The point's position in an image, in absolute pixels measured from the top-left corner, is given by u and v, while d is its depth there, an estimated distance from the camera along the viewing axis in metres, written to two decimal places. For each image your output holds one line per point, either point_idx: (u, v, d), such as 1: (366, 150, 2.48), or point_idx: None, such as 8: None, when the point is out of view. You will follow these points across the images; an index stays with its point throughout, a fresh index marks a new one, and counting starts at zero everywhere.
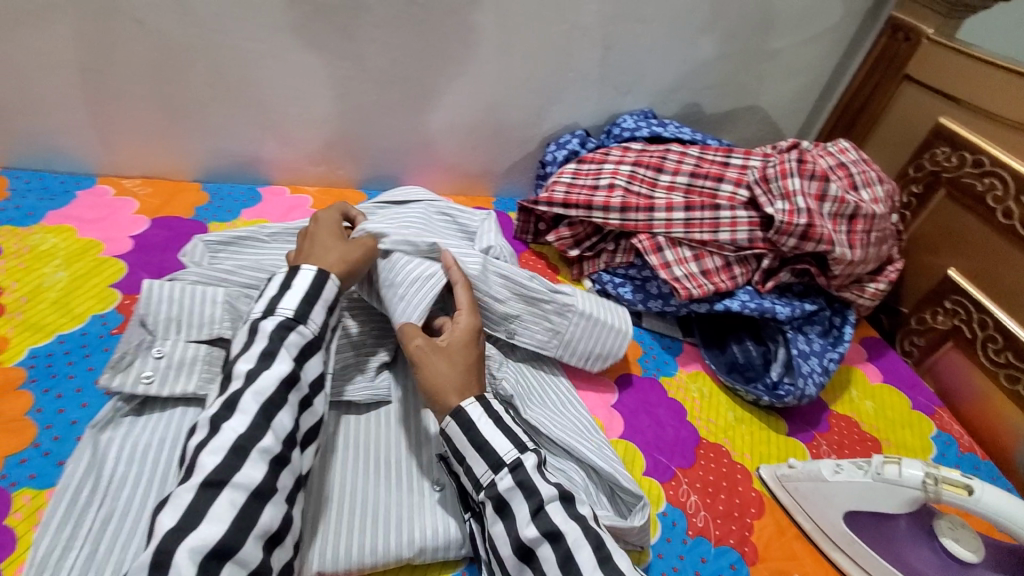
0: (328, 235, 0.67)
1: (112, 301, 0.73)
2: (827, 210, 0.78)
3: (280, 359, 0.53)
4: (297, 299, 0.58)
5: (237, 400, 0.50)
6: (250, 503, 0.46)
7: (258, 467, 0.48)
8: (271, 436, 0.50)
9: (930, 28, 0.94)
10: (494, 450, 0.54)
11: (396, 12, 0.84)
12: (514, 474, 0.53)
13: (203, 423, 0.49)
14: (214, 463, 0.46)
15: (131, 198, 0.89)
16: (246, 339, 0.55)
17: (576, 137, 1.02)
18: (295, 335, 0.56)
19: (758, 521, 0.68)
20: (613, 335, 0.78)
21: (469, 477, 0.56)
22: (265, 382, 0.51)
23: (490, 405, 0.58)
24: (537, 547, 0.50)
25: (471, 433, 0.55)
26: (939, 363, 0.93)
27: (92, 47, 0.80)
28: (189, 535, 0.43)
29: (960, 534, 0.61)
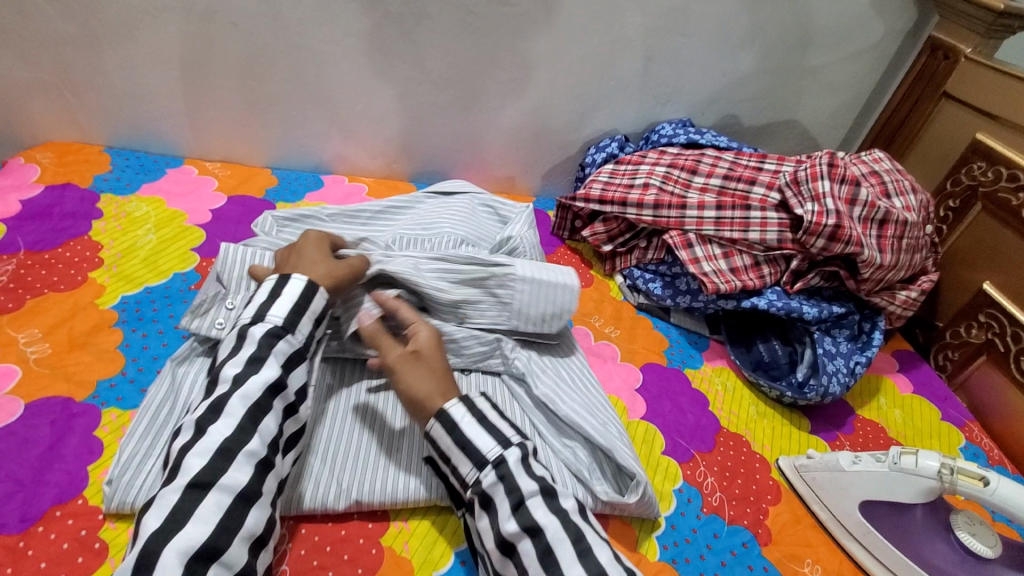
0: (314, 250, 0.68)
1: (191, 262, 0.83)
2: (857, 214, 0.81)
3: (268, 365, 0.56)
4: (285, 307, 0.60)
5: (223, 403, 0.52)
6: (236, 506, 0.48)
7: (244, 469, 0.50)
8: (257, 441, 0.52)
9: (968, 47, 0.95)
10: (478, 449, 0.55)
11: (456, 21, 0.93)
12: (497, 470, 0.54)
13: (189, 426, 0.51)
14: (199, 465, 0.48)
15: (212, 177, 1.00)
16: (235, 344, 0.57)
17: (615, 142, 1.07)
18: (284, 343, 0.58)
19: (773, 507, 0.69)
20: (562, 291, 0.74)
21: (456, 477, 0.56)
22: (252, 387, 0.54)
23: (474, 404, 0.58)
24: (518, 542, 0.51)
25: (455, 434, 0.56)
26: (973, 378, 0.92)
27: (193, 45, 0.92)
28: (177, 536, 0.44)
29: (977, 529, 0.62)
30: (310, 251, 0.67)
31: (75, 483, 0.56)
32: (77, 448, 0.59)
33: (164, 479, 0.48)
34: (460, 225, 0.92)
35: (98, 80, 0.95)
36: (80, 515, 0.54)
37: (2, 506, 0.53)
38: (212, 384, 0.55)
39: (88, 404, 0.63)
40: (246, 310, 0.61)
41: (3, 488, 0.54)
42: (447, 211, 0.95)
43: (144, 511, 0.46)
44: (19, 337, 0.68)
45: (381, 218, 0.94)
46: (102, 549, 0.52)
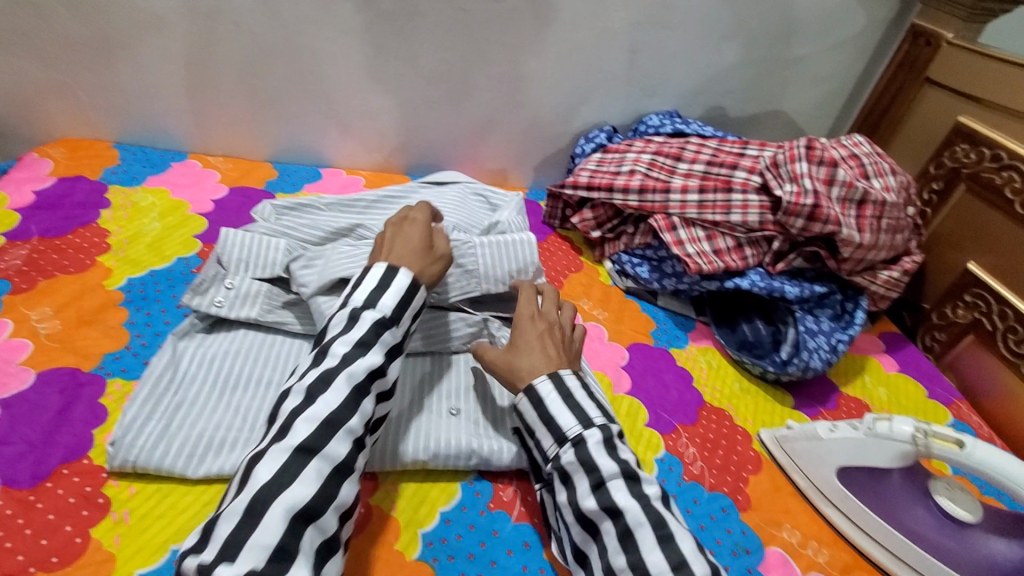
0: (416, 237, 0.69)
1: (193, 248, 0.86)
2: (835, 194, 0.83)
3: (373, 350, 0.59)
4: (395, 297, 0.62)
5: (331, 376, 0.56)
6: (332, 476, 0.52)
7: (343, 443, 0.54)
8: (356, 419, 0.55)
9: (950, 32, 0.98)
10: (560, 426, 0.57)
11: (447, 17, 0.96)
12: (577, 450, 0.56)
13: (298, 391, 0.55)
14: (307, 431, 0.52)
15: (214, 170, 1.04)
16: (345, 325, 0.60)
17: (603, 132, 1.10)
18: (389, 334, 0.61)
19: (753, 476, 0.71)
20: (521, 247, 0.80)
21: (539, 449, 0.60)
22: (358, 368, 0.57)
23: (561, 382, 0.60)
24: (599, 521, 0.53)
25: (540, 409, 0.59)
26: (962, 358, 0.93)
27: (198, 44, 0.96)
28: (285, 492, 0.49)
29: (956, 494, 0.64)
30: (413, 239, 0.69)
31: (81, 444, 0.60)
32: (84, 414, 0.62)
33: (273, 436, 0.52)
34: (452, 212, 0.95)
35: (109, 79, 1.00)
36: (85, 473, 0.58)
37: (15, 464, 0.57)
38: (318, 355, 0.58)
39: (95, 374, 0.67)
40: (354, 291, 0.63)
41: (15, 449, 0.58)
42: (440, 200, 0.98)
43: (254, 462, 0.51)
44: (31, 315, 0.72)
45: (376, 207, 0.97)
46: (105, 504, 0.56)
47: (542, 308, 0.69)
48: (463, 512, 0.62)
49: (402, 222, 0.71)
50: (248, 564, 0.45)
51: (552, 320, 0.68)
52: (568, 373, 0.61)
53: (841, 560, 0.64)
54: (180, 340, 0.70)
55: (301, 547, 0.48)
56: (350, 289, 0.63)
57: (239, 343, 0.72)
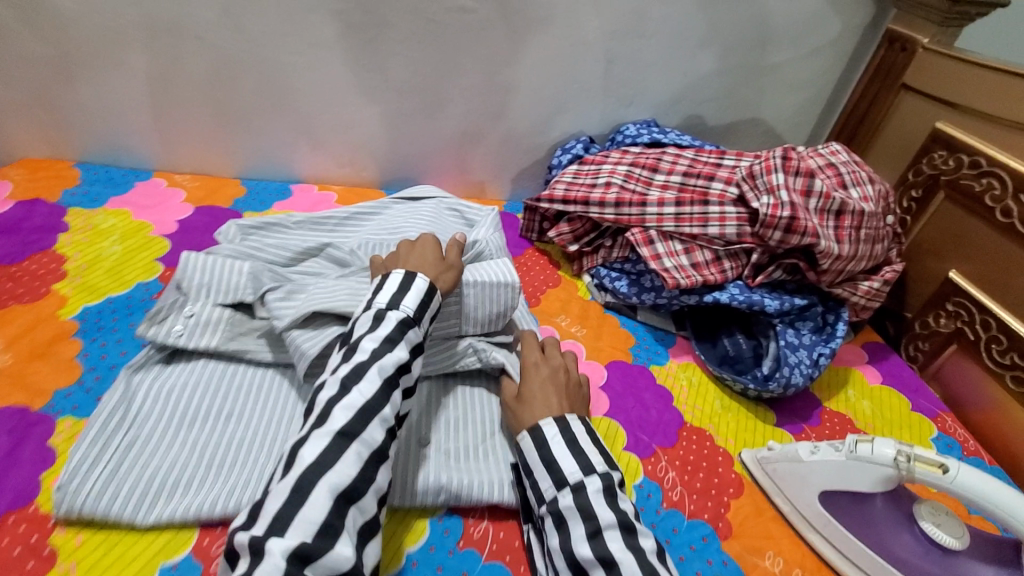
0: (426, 251, 0.71)
1: (155, 272, 0.83)
2: (813, 205, 0.82)
3: (400, 346, 0.59)
4: (416, 299, 0.63)
5: (363, 369, 0.56)
6: (371, 460, 0.52)
7: (379, 431, 0.54)
8: (389, 410, 0.55)
9: (925, 37, 0.96)
10: (561, 469, 0.58)
11: (416, 28, 0.94)
12: (575, 495, 0.56)
13: (333, 382, 0.55)
14: (345, 418, 0.53)
15: (180, 189, 1.02)
16: (371, 323, 0.60)
17: (580, 143, 1.09)
18: (414, 332, 0.61)
19: (735, 500, 0.69)
20: (502, 289, 0.75)
21: (535, 491, 0.60)
22: (387, 363, 0.57)
23: (566, 426, 0.61)
24: (591, 570, 0.51)
25: (544, 450, 0.60)
26: (945, 368, 0.92)
27: (160, 60, 0.93)
28: (329, 472, 0.49)
29: (942, 519, 0.60)
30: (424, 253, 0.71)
31: (28, 489, 0.57)
32: (32, 456, 0.59)
33: (312, 424, 0.53)
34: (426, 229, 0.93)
35: (69, 97, 0.97)
36: (32, 521, 0.55)
37: None
38: (346, 352, 0.58)
39: (45, 413, 0.63)
40: (377, 293, 0.63)
41: None
42: (414, 216, 0.96)
43: (298, 445, 0.51)
44: None
45: (347, 225, 0.94)
46: (51, 555, 0.53)
47: (547, 354, 0.72)
48: (432, 552, 0.59)
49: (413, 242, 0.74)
50: (298, 538, 0.45)
51: (556, 365, 0.70)
52: (572, 418, 0.63)
53: None
54: (130, 374, 0.67)
55: (346, 525, 0.48)
56: (373, 291, 0.64)
57: (199, 375, 0.69)
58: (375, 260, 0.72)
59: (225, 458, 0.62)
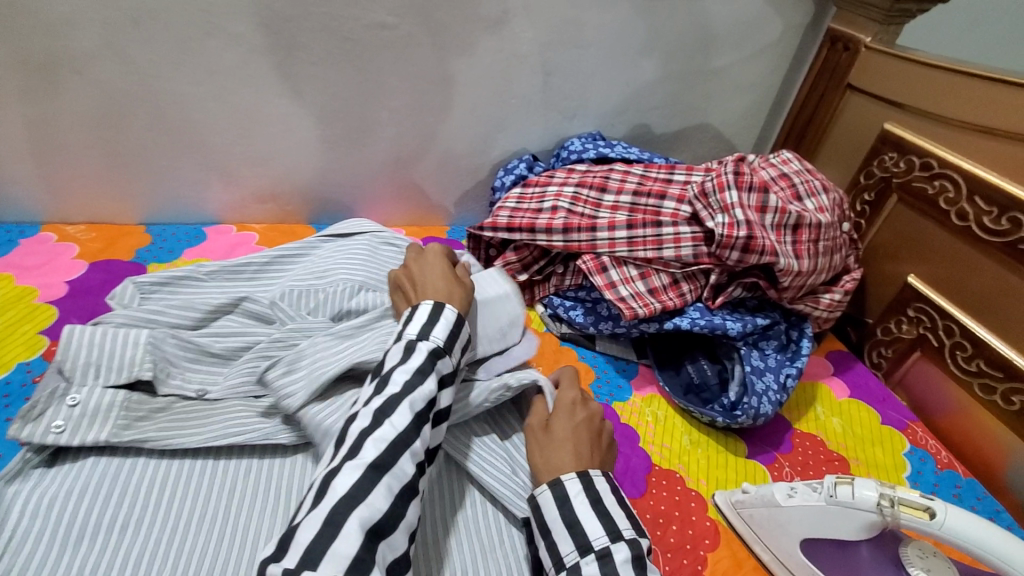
0: (440, 275, 0.72)
1: (39, 347, 0.72)
2: (769, 220, 0.77)
3: (430, 377, 0.56)
4: (445, 330, 0.61)
5: (392, 407, 0.52)
6: (400, 498, 0.48)
7: (409, 465, 0.50)
8: (419, 443, 0.52)
9: (868, 36, 0.93)
10: (585, 531, 0.52)
11: (332, 48, 0.84)
12: (601, 564, 0.50)
13: (366, 412, 0.52)
14: (376, 454, 0.49)
15: (73, 243, 0.89)
16: (402, 355, 0.57)
17: (523, 162, 1.02)
18: (444, 362, 0.59)
19: (712, 553, 0.63)
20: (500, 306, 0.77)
21: (550, 555, 0.53)
22: (418, 397, 0.53)
23: (591, 483, 0.56)
24: None
25: (565, 508, 0.54)
26: (909, 375, 0.90)
27: (34, 100, 0.80)
28: (361, 505, 0.46)
29: (931, 563, 0.56)
30: (438, 275, 0.71)
31: None
32: None
33: (344, 455, 0.49)
34: (359, 269, 0.85)
35: None
36: None
37: None
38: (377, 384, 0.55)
39: None
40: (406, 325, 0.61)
41: None
42: (344, 256, 0.87)
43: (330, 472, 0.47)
44: None
45: (269, 270, 0.84)
46: None
47: (586, 399, 0.66)
48: None
49: (427, 264, 0.74)
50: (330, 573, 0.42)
51: (593, 412, 0.64)
52: (596, 475, 0.57)
53: None
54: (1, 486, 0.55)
55: (376, 561, 0.45)
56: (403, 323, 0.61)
57: (83, 479, 0.58)
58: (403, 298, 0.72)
59: None
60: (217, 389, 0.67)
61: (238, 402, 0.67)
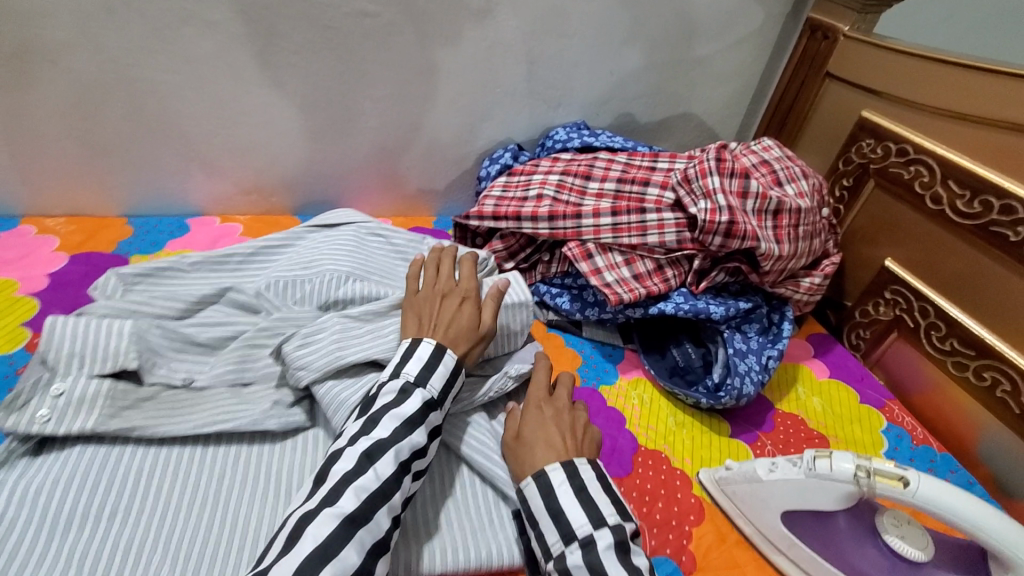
0: (458, 317, 0.67)
1: (20, 340, 0.71)
2: (750, 205, 0.79)
3: (419, 430, 0.57)
4: (441, 382, 0.61)
5: (378, 453, 0.53)
6: (370, 559, 0.48)
7: (386, 518, 0.51)
8: (399, 496, 0.53)
9: (846, 25, 0.95)
10: (568, 521, 0.54)
11: (313, 36, 0.84)
12: (584, 552, 0.51)
13: (352, 454, 0.53)
14: (354, 505, 0.49)
15: (53, 236, 0.88)
16: (396, 396, 0.58)
17: (508, 152, 1.02)
18: (435, 415, 0.59)
19: (697, 528, 0.65)
20: (523, 310, 0.76)
21: (540, 544, 0.55)
22: (402, 450, 0.54)
23: (575, 473, 0.57)
24: None
25: (550, 499, 0.55)
26: (887, 355, 0.92)
27: (6, 89, 0.78)
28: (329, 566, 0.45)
29: (906, 530, 0.57)
30: (456, 316, 0.67)
31: None
32: None
33: (322, 500, 0.50)
34: (346, 259, 0.85)
35: None
36: None
37: None
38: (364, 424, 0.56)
39: None
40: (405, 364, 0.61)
41: None
42: (330, 246, 0.86)
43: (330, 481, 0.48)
44: None
45: (254, 261, 0.84)
46: None
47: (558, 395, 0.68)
48: None
49: (450, 294, 0.70)
50: None
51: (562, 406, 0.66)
52: (581, 463, 0.58)
53: None
54: None
55: None
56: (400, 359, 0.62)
57: (71, 467, 0.58)
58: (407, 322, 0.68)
59: (110, 567, 0.51)
60: (204, 377, 0.68)
61: (225, 389, 0.67)
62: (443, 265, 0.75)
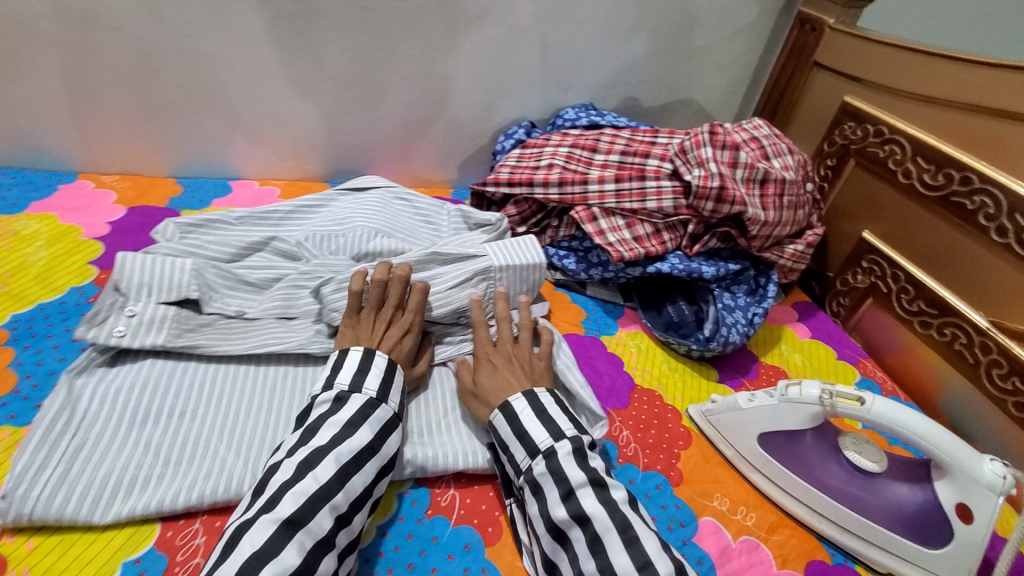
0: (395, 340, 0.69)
1: (89, 275, 0.80)
2: (739, 175, 0.88)
3: (362, 428, 0.59)
4: (377, 380, 0.64)
5: (316, 461, 0.55)
6: (315, 551, 0.50)
7: (327, 519, 0.52)
8: (342, 495, 0.54)
9: (831, 18, 1.04)
10: (532, 439, 0.61)
11: (350, 16, 0.93)
12: (547, 460, 0.59)
13: (287, 465, 0.55)
14: (292, 507, 0.51)
15: (110, 191, 0.97)
16: (331, 405, 0.61)
17: (522, 128, 1.11)
18: (381, 411, 0.62)
19: (685, 451, 0.74)
20: (533, 269, 0.83)
21: (512, 463, 0.63)
22: (345, 449, 0.57)
23: (534, 398, 0.64)
24: (569, 529, 0.55)
25: (514, 424, 0.63)
26: (864, 321, 1.01)
27: (75, 55, 0.88)
28: (268, 565, 0.47)
29: (863, 447, 0.68)
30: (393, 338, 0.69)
31: None
32: None
33: (261, 508, 0.52)
34: (374, 218, 0.94)
35: None
36: None
37: None
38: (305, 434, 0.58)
39: None
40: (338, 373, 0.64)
41: None
42: (361, 206, 0.96)
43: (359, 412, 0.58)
44: None
45: (293, 218, 0.93)
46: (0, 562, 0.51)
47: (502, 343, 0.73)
48: (400, 525, 0.61)
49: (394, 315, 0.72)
50: None
51: (511, 354, 0.72)
52: (539, 390, 0.66)
53: (767, 520, 0.68)
54: (71, 376, 0.64)
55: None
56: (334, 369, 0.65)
57: (146, 375, 0.67)
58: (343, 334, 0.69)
59: (185, 452, 0.61)
60: (254, 310, 0.77)
61: (273, 320, 0.76)
62: (392, 289, 0.73)
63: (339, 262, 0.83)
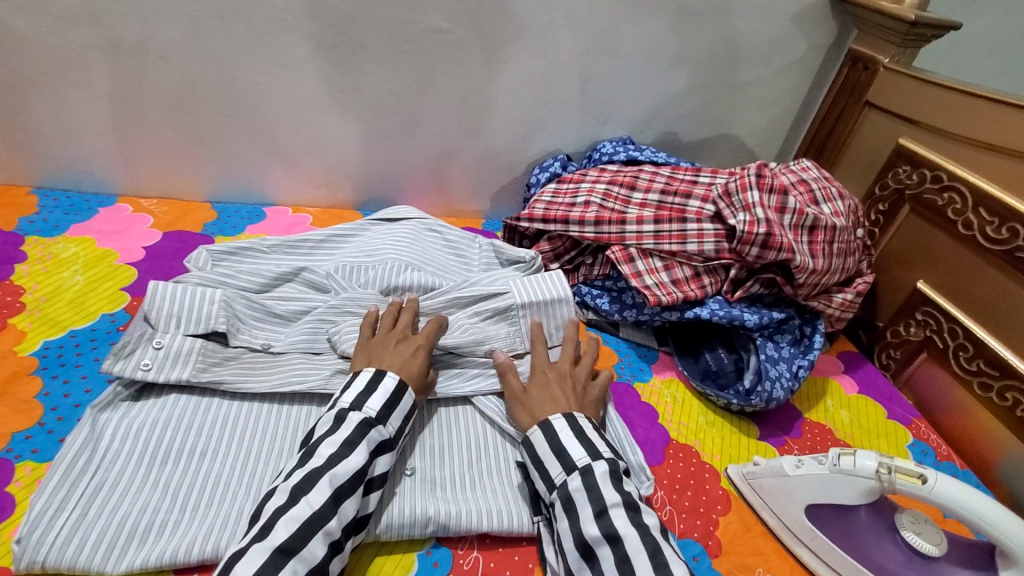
0: (397, 357, 0.67)
1: (121, 302, 0.80)
2: (787, 221, 0.84)
3: (358, 449, 0.57)
4: (381, 399, 0.62)
5: (317, 477, 0.54)
6: None
7: (321, 546, 0.51)
8: (336, 521, 0.53)
9: (886, 57, 1.00)
10: (570, 457, 0.60)
11: (391, 49, 0.93)
12: (583, 477, 0.58)
13: (283, 490, 0.53)
14: (284, 535, 0.50)
15: (147, 215, 0.98)
16: (331, 425, 0.59)
17: (558, 161, 1.09)
18: (377, 431, 0.60)
19: (724, 517, 0.69)
20: (562, 306, 0.83)
21: (545, 480, 0.61)
22: (342, 471, 0.55)
23: (573, 420, 0.63)
24: (598, 547, 0.54)
25: (552, 442, 0.62)
26: (916, 374, 0.95)
27: (123, 83, 0.89)
28: None
29: (923, 527, 0.62)
30: (402, 354, 0.68)
31: None
32: None
33: (254, 535, 0.50)
34: (405, 251, 0.92)
35: (21, 119, 0.91)
36: None
37: None
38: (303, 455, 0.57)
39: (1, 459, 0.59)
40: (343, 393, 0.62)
41: None
42: (392, 237, 0.94)
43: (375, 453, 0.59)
44: None
45: (324, 247, 0.92)
46: None
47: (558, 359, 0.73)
48: None
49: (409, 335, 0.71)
50: None
51: (564, 370, 0.71)
52: (579, 415, 0.65)
53: None
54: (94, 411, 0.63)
55: None
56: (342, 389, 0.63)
57: (168, 411, 0.66)
58: (361, 345, 0.70)
59: (202, 497, 0.59)
60: (280, 343, 0.75)
61: (298, 355, 0.74)
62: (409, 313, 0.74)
63: (368, 295, 0.82)
